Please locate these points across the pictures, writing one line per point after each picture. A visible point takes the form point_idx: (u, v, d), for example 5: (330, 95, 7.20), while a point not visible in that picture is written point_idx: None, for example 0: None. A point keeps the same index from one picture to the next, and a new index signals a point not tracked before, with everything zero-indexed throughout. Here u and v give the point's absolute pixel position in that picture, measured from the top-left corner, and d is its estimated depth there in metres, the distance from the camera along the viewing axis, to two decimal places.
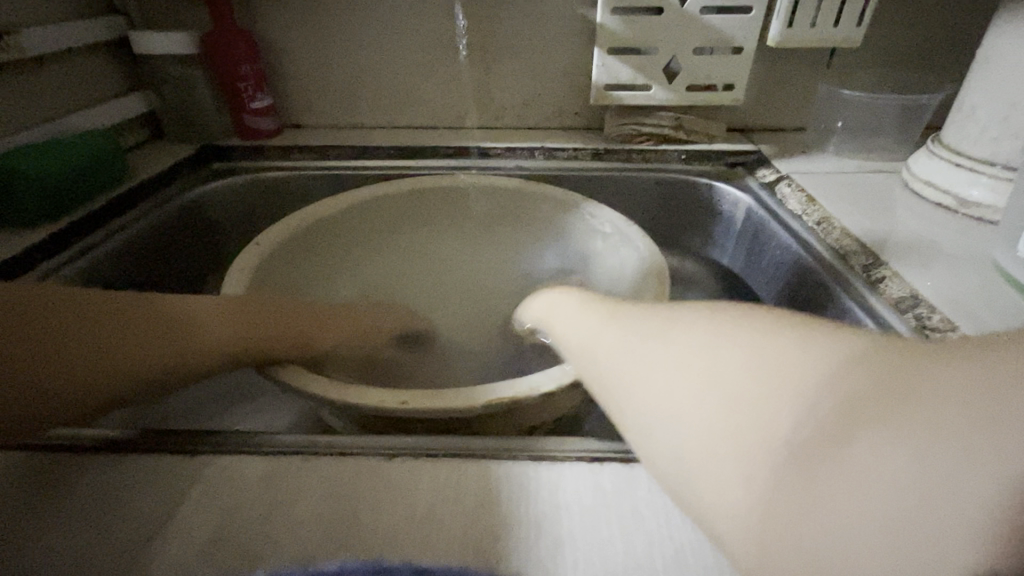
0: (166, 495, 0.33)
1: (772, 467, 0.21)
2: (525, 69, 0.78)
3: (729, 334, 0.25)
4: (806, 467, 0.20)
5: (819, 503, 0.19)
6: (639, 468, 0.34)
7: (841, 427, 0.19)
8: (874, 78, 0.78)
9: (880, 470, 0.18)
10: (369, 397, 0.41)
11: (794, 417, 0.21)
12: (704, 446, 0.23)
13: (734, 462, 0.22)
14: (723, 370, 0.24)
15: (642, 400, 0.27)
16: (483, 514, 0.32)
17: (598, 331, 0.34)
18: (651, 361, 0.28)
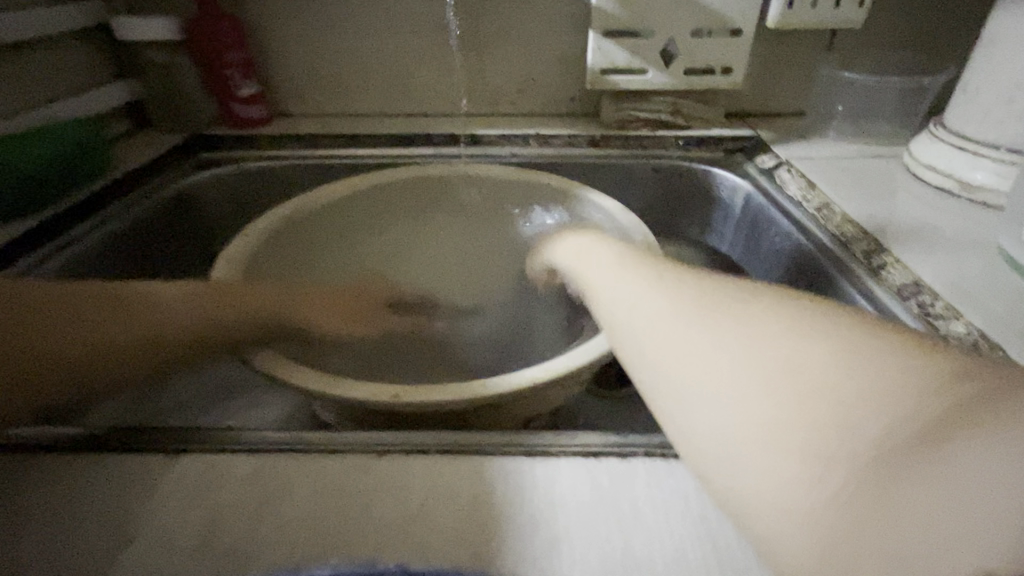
0: (152, 497, 0.32)
1: (848, 468, 0.21)
2: (519, 54, 0.76)
3: (795, 337, 0.25)
4: (887, 468, 0.20)
5: (899, 503, 0.19)
6: (637, 462, 0.33)
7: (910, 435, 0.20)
8: (875, 60, 0.77)
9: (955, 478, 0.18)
10: (360, 391, 0.40)
11: (874, 422, 0.21)
12: (767, 445, 0.23)
13: (790, 459, 0.22)
14: (787, 365, 0.24)
15: (689, 389, 0.27)
16: (477, 512, 0.31)
17: (628, 301, 0.34)
18: (695, 343, 0.28)
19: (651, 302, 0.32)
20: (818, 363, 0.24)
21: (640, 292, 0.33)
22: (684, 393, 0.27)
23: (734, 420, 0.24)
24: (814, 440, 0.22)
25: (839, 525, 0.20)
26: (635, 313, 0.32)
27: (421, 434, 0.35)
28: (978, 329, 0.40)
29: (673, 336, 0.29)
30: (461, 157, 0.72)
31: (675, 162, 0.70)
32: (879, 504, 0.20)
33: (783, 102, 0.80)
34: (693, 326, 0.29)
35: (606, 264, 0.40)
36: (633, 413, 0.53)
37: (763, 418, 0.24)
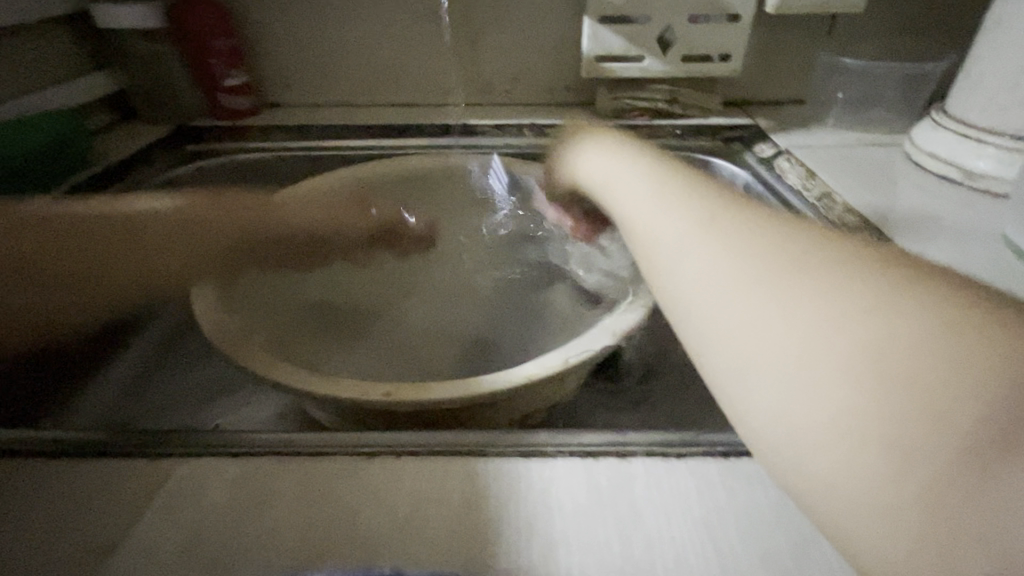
0: (131, 503, 0.31)
1: (930, 458, 0.19)
2: (512, 41, 0.74)
3: (867, 302, 0.22)
4: (978, 462, 0.18)
5: (992, 500, 0.18)
6: (636, 462, 0.32)
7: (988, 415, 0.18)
8: (875, 46, 0.76)
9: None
10: (350, 389, 0.39)
11: (963, 408, 0.19)
12: (835, 429, 0.21)
13: (850, 433, 0.21)
14: (853, 332, 0.22)
15: (743, 364, 0.25)
16: (471, 516, 0.30)
17: (668, 240, 0.31)
18: (747, 301, 0.25)
19: (696, 242, 0.29)
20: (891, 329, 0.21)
21: (683, 231, 0.30)
22: (733, 354, 0.25)
23: (791, 388, 0.23)
24: (880, 413, 0.20)
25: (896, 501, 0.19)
26: (676, 255, 0.30)
27: (412, 434, 0.34)
28: None
29: (721, 300, 0.26)
30: (452, 147, 0.69)
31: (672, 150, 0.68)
32: (947, 483, 0.18)
33: (783, 89, 0.78)
34: (747, 281, 0.26)
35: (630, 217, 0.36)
36: (631, 409, 0.51)
37: (825, 392, 0.22)
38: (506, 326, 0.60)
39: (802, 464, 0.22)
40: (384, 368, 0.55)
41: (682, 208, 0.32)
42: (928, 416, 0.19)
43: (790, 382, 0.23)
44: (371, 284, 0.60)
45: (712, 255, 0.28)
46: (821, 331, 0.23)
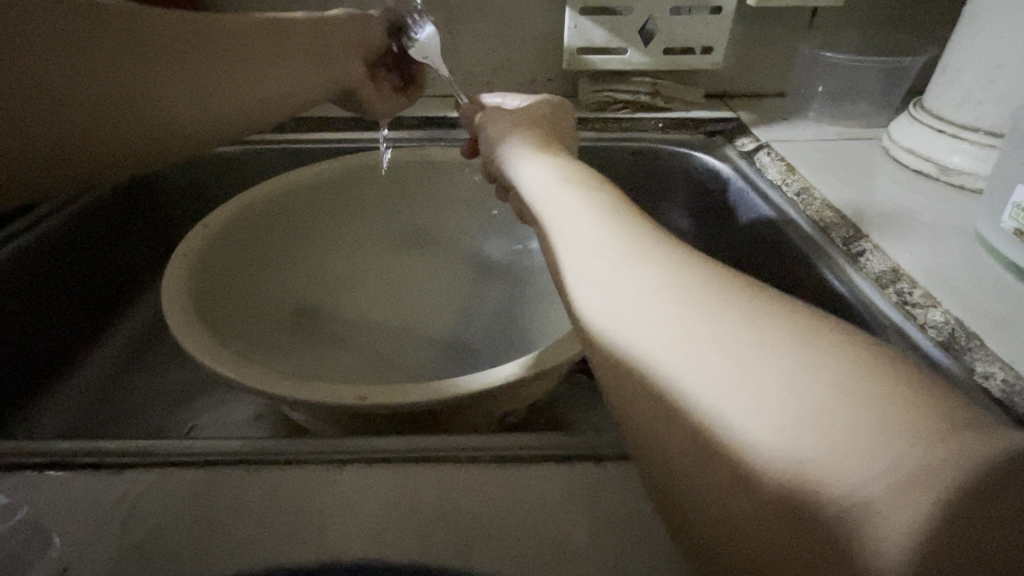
0: (93, 518, 0.30)
1: (814, 436, 0.19)
2: (493, 31, 0.72)
3: (745, 296, 0.23)
4: (856, 437, 0.18)
5: (867, 472, 0.17)
6: (609, 465, 0.32)
7: (887, 436, 0.18)
8: (854, 41, 0.76)
9: (914, 487, 0.17)
10: (323, 392, 0.38)
11: (833, 388, 0.19)
12: (729, 406, 0.20)
13: (766, 424, 0.19)
14: (760, 348, 0.21)
15: (641, 334, 0.24)
16: (445, 522, 0.29)
17: (582, 236, 0.29)
18: (663, 296, 0.24)
19: (617, 261, 0.27)
20: (804, 353, 0.20)
21: (610, 239, 0.28)
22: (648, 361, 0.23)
23: (701, 405, 0.21)
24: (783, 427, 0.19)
25: (784, 503, 0.19)
26: (596, 261, 0.27)
27: (386, 440, 0.33)
28: (955, 318, 0.40)
29: (617, 271, 0.26)
30: (432, 142, 0.66)
31: (654, 145, 0.67)
32: (836, 494, 0.18)
33: (763, 83, 0.78)
34: (671, 286, 0.24)
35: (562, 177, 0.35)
36: (610, 407, 0.52)
37: (733, 400, 0.20)
38: (488, 327, 0.59)
39: (697, 465, 0.22)
40: (363, 368, 0.55)
41: (607, 218, 0.29)
42: (824, 428, 0.18)
43: (697, 386, 0.21)
44: (348, 287, 0.59)
45: (633, 264, 0.26)
46: (739, 344, 0.21)
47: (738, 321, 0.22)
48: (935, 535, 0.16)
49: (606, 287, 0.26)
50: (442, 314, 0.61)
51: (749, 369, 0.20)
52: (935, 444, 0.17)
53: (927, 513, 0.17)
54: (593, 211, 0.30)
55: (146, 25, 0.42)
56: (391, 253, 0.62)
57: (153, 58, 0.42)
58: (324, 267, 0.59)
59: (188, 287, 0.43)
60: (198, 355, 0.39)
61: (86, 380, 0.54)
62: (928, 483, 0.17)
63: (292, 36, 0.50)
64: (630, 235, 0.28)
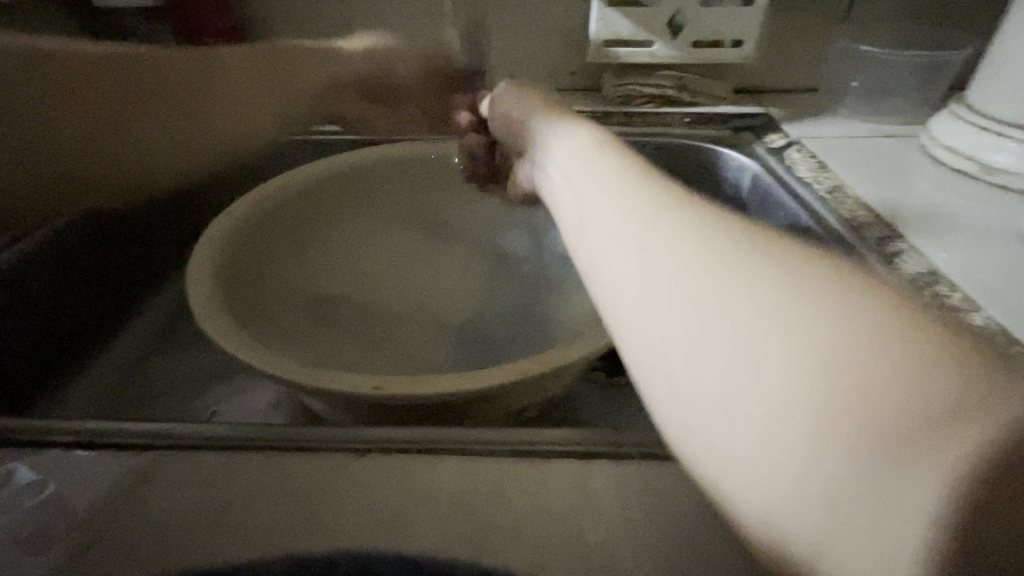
0: (117, 497, 0.30)
1: (807, 439, 0.18)
2: (518, 23, 0.71)
3: (751, 265, 0.21)
4: (849, 441, 0.17)
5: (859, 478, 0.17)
6: (628, 466, 0.31)
7: (874, 420, 0.17)
8: (892, 35, 0.73)
9: (896, 477, 0.16)
10: (342, 382, 0.38)
11: (826, 380, 0.18)
12: (727, 409, 0.20)
13: (762, 427, 0.19)
14: (758, 320, 0.20)
15: (646, 327, 0.23)
16: (459, 517, 0.29)
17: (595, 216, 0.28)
18: (667, 278, 0.23)
19: (632, 234, 0.25)
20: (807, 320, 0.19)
21: (622, 212, 0.27)
22: (652, 360, 0.23)
23: (700, 406, 0.21)
24: (778, 430, 0.19)
25: (776, 503, 0.19)
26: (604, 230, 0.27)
27: (403, 429, 0.33)
28: (997, 323, 0.38)
29: (623, 252, 0.25)
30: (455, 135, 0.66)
31: (679, 140, 0.66)
32: (826, 497, 0.17)
33: (795, 78, 0.76)
34: (677, 264, 0.23)
35: (587, 142, 0.34)
36: (628, 406, 0.51)
37: (721, 380, 0.20)
38: (508, 321, 0.59)
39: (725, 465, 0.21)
40: (381, 359, 0.55)
41: (624, 186, 0.28)
42: (818, 430, 0.18)
43: (698, 386, 0.21)
44: (369, 275, 0.59)
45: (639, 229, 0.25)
46: (736, 335, 0.20)
47: (738, 286, 0.21)
48: (932, 547, 0.15)
49: (610, 260, 0.26)
50: (461, 306, 0.60)
51: (741, 346, 0.20)
52: (931, 430, 0.16)
53: (923, 521, 0.16)
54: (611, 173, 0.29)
55: (175, 72, 0.55)
56: (412, 240, 0.62)
57: (162, 96, 0.55)
58: (344, 251, 0.59)
59: (211, 273, 0.44)
60: (220, 340, 0.39)
61: (114, 362, 0.55)
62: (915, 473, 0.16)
63: (267, 74, 0.58)
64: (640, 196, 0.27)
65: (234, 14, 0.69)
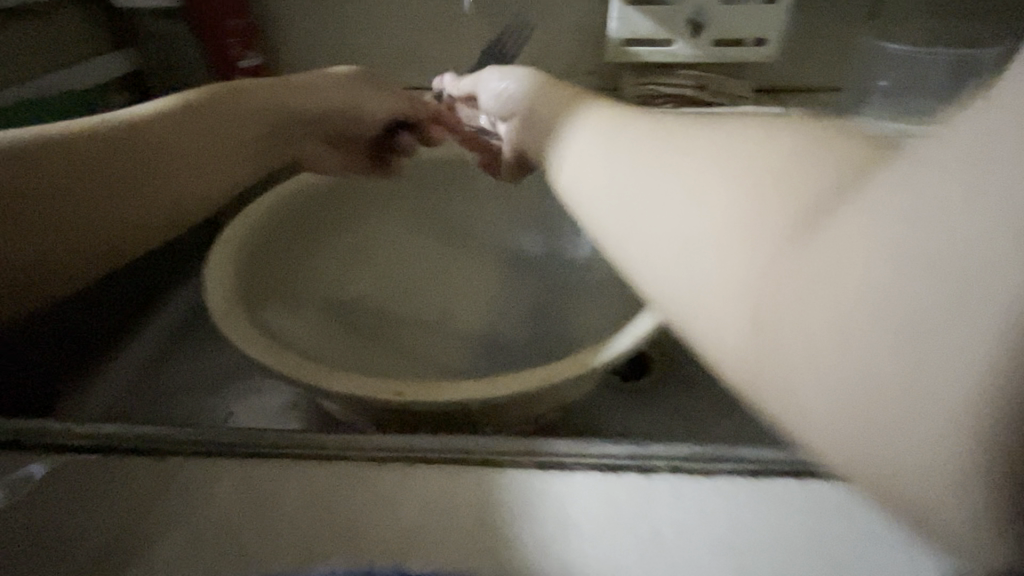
0: (136, 505, 0.30)
1: (809, 337, 0.17)
2: (535, 22, 0.70)
3: (732, 178, 0.21)
4: (850, 321, 0.16)
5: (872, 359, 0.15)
6: (658, 479, 0.30)
7: (904, 283, 0.15)
8: (922, 32, 0.71)
9: (942, 341, 0.14)
10: (360, 386, 0.37)
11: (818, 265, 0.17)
12: (736, 329, 0.19)
13: (769, 337, 0.18)
14: (765, 224, 0.19)
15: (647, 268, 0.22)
16: (482, 530, 0.28)
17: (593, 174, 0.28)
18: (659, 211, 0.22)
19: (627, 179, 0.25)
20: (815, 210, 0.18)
21: (616, 163, 0.26)
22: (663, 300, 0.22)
23: (711, 334, 0.20)
24: (782, 337, 0.17)
25: (808, 422, 0.17)
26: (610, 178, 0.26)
27: (424, 437, 0.32)
28: None
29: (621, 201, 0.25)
30: None
31: None
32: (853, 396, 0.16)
33: (819, 77, 0.74)
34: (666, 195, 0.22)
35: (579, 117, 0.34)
36: (647, 412, 0.50)
37: (744, 293, 0.19)
38: (525, 325, 0.58)
39: None
40: (397, 361, 0.53)
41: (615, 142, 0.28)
42: (815, 322, 0.16)
43: (704, 312, 0.20)
44: (385, 276, 0.59)
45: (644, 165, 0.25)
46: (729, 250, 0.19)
47: (725, 203, 0.20)
48: (965, 408, 0.14)
49: (618, 205, 0.25)
50: (478, 309, 0.59)
51: (731, 258, 0.19)
52: (965, 271, 0.14)
53: (948, 379, 0.14)
54: (624, 126, 0.29)
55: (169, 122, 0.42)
56: (429, 242, 0.61)
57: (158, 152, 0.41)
58: (361, 251, 0.59)
59: (229, 273, 0.44)
60: (238, 342, 0.39)
61: (129, 364, 0.55)
62: (960, 324, 0.14)
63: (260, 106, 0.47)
64: (645, 137, 0.26)
65: (250, 14, 0.69)
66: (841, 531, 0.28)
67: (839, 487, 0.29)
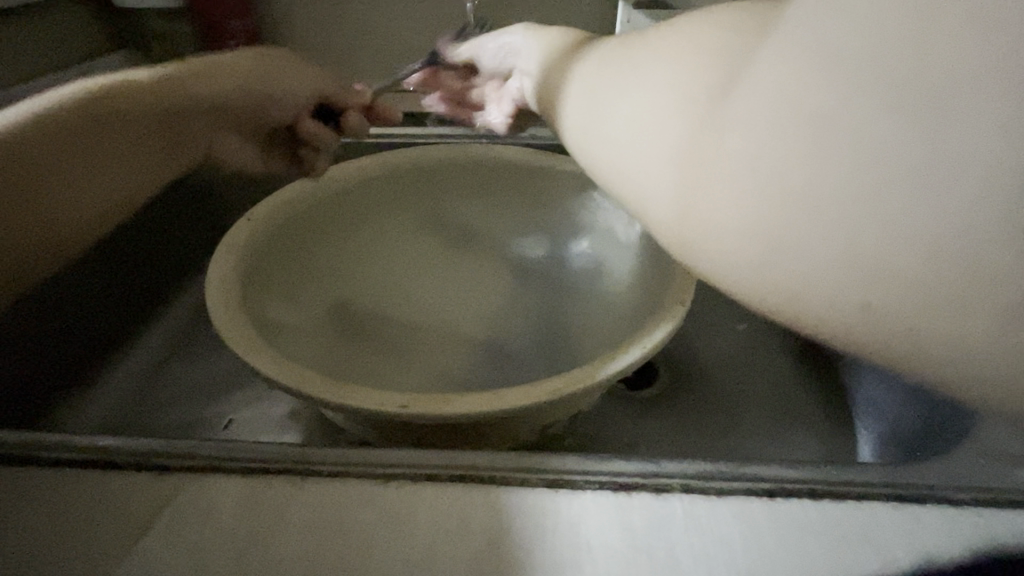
0: (135, 523, 0.29)
1: (869, 232, 0.17)
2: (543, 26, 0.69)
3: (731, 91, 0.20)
4: (901, 204, 0.16)
5: (933, 231, 0.16)
6: (673, 500, 0.29)
7: (918, 151, 0.16)
8: None
9: (968, 159, 0.15)
10: (365, 398, 0.37)
11: (848, 159, 0.17)
12: (793, 247, 0.19)
13: (826, 245, 0.18)
14: (751, 127, 0.19)
15: (682, 204, 0.22)
16: (492, 554, 0.27)
17: (591, 122, 0.27)
18: (679, 141, 0.22)
19: (631, 115, 0.24)
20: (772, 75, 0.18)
21: (610, 104, 0.26)
22: (706, 236, 0.21)
23: (762, 260, 0.20)
24: (841, 241, 0.17)
25: (881, 317, 0.18)
26: (592, 130, 0.27)
27: (430, 452, 0.31)
28: None
29: (631, 144, 0.24)
30: (477, 139, 0.65)
31: None
32: (920, 279, 0.17)
33: None
34: (681, 120, 0.22)
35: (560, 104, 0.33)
36: (653, 423, 0.50)
37: (760, 206, 0.19)
38: (531, 332, 0.58)
39: None
40: (401, 371, 0.54)
41: (599, 86, 0.27)
42: (867, 221, 0.17)
43: (750, 236, 0.20)
44: (390, 283, 0.58)
45: (614, 105, 0.25)
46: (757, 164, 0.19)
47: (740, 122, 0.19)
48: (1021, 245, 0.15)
49: (618, 154, 0.25)
50: (483, 316, 0.59)
51: (763, 168, 0.19)
52: (961, 108, 0.15)
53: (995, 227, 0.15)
54: (581, 73, 0.29)
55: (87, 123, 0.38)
56: (434, 247, 0.60)
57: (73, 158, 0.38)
58: (365, 256, 0.58)
59: (231, 282, 0.43)
60: (241, 353, 0.38)
61: (132, 368, 0.55)
62: (974, 154, 0.15)
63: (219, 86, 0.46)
64: (607, 75, 0.27)
65: (252, 14, 0.68)
66: (861, 555, 0.27)
67: (856, 506, 0.29)
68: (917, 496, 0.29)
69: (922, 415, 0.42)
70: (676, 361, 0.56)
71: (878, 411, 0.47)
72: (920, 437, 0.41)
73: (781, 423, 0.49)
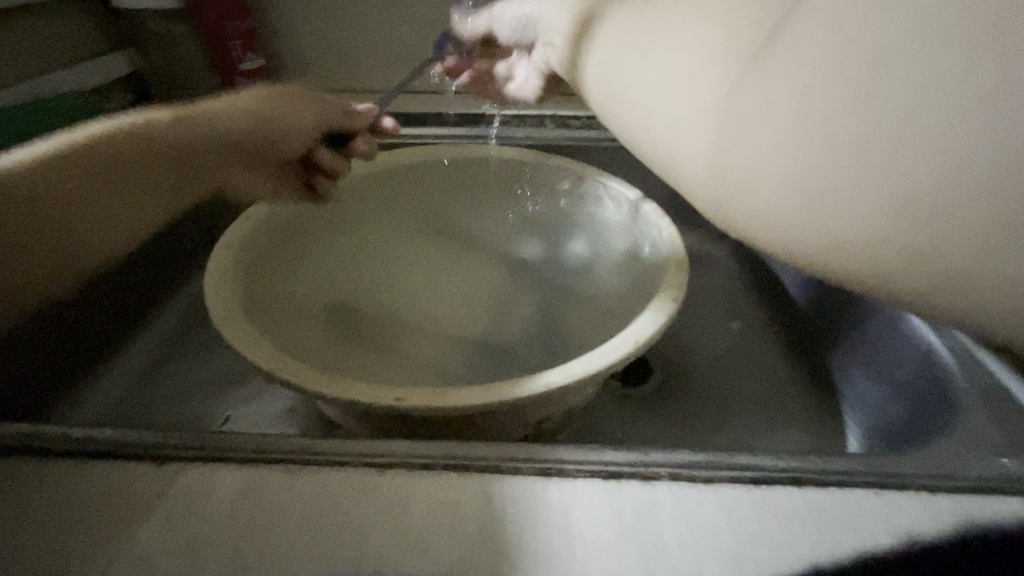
0: (135, 512, 0.29)
1: (849, 161, 0.21)
2: None
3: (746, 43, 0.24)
4: (878, 138, 0.20)
5: (914, 157, 0.20)
6: (661, 487, 0.30)
7: (904, 88, 0.19)
8: None
9: (946, 83, 0.19)
10: (361, 391, 0.37)
11: (844, 100, 0.21)
12: (787, 180, 0.23)
13: (816, 172, 0.22)
14: (763, 71, 0.23)
15: (714, 153, 0.26)
16: (484, 540, 0.28)
17: (629, 77, 0.31)
18: (698, 96, 0.26)
19: (668, 68, 0.28)
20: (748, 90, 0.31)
21: (643, 60, 0.30)
22: (741, 171, 0.25)
23: (769, 196, 0.24)
24: (803, 173, 0.23)
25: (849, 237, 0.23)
26: (651, 107, 0.29)
27: (424, 442, 0.32)
28: None
29: (665, 92, 0.28)
30: (472, 139, 0.66)
31: None
32: (875, 207, 0.21)
33: None
34: (709, 73, 0.26)
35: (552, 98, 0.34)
36: (646, 418, 0.51)
37: (794, 152, 0.23)
38: (525, 329, 0.58)
39: None
40: (396, 367, 0.54)
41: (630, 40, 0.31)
42: (844, 152, 0.21)
43: (768, 172, 0.24)
44: (386, 280, 0.59)
45: (636, 75, 0.30)
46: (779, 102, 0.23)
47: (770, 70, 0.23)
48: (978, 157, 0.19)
49: (660, 105, 0.28)
50: (478, 314, 0.60)
51: (778, 111, 0.23)
52: (939, 43, 0.19)
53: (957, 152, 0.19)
54: (605, 34, 0.33)
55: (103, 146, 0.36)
56: (430, 245, 0.61)
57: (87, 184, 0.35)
58: (361, 254, 0.58)
59: (228, 278, 0.44)
60: (239, 347, 0.39)
61: (130, 365, 0.55)
62: (951, 84, 0.19)
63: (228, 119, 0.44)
64: (630, 33, 0.31)
65: (251, 15, 0.69)
66: (844, 541, 0.28)
67: (838, 493, 0.29)
68: (897, 483, 0.30)
69: (910, 406, 0.42)
70: (669, 358, 0.56)
71: (867, 406, 0.47)
72: (908, 429, 0.41)
73: (772, 418, 0.50)
